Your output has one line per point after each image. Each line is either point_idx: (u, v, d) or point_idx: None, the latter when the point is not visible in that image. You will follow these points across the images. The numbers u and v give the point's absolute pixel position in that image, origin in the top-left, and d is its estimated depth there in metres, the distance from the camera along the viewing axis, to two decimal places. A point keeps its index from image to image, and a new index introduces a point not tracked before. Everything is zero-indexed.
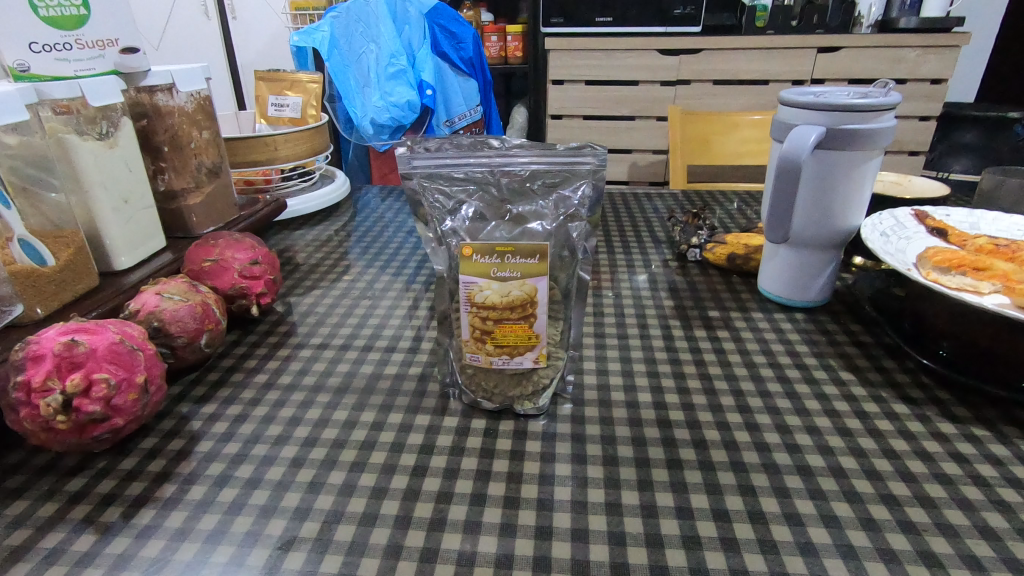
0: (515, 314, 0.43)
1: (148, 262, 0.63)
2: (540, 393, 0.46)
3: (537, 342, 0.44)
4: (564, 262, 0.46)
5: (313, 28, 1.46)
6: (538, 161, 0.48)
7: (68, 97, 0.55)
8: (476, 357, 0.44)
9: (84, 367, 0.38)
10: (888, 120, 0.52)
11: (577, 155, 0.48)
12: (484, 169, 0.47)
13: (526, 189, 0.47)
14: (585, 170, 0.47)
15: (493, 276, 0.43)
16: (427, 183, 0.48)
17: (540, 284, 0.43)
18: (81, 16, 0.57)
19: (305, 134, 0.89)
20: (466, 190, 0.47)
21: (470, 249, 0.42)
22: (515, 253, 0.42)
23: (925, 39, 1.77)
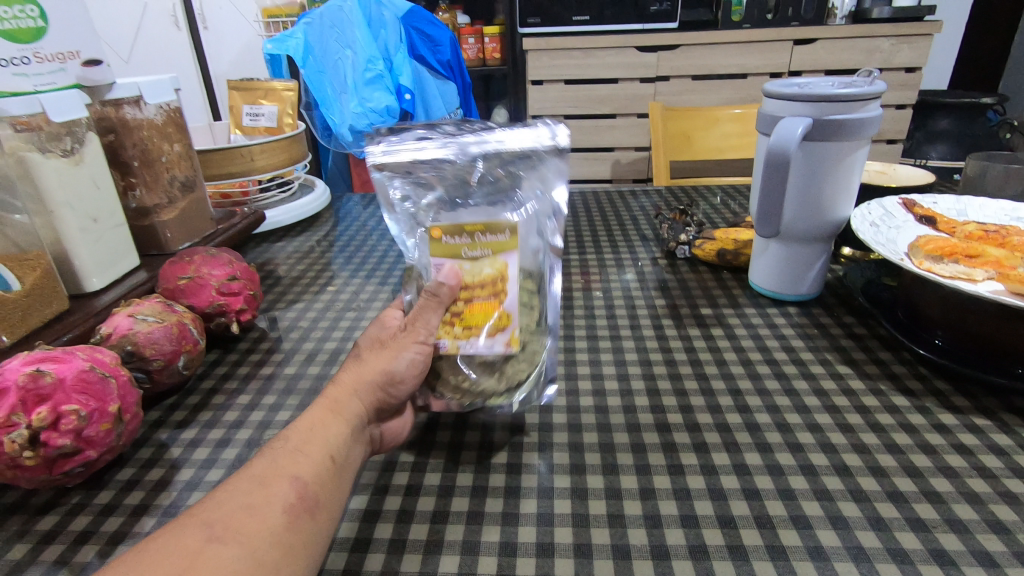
0: (485, 292, 0.40)
1: (121, 283, 0.61)
2: (520, 385, 0.42)
3: (509, 321, 0.40)
4: (536, 249, 0.44)
5: (285, 35, 1.40)
6: (502, 145, 0.47)
7: (27, 113, 0.52)
8: (441, 343, 0.40)
9: (51, 400, 0.36)
10: (873, 110, 0.51)
11: (541, 135, 0.48)
12: (443, 155, 0.46)
13: (492, 173, 0.45)
14: (546, 150, 0.46)
15: (464, 257, 0.41)
16: (396, 175, 0.46)
17: (510, 261, 0.41)
18: (39, 28, 0.55)
19: (281, 144, 0.87)
20: (433, 178, 0.45)
21: (439, 229, 0.40)
22: (487, 231, 0.40)
23: (898, 28, 1.79)
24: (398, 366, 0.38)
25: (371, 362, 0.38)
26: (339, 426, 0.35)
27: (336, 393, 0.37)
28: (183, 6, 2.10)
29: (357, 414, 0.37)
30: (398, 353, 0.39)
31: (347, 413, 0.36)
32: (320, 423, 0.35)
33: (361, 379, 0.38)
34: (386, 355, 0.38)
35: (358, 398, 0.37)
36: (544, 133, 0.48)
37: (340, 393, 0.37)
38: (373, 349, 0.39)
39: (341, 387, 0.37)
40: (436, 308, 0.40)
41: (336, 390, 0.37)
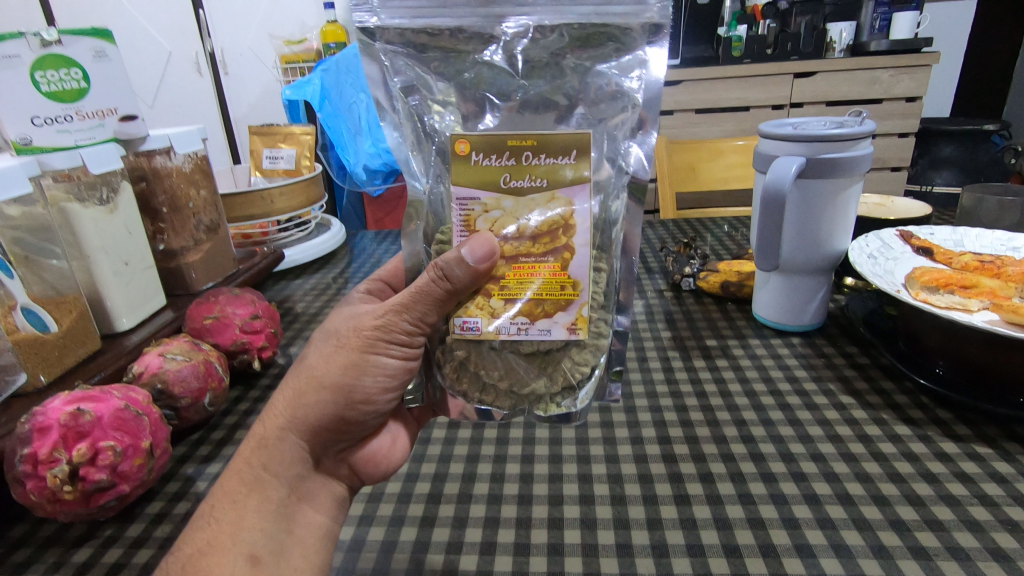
0: (540, 246, 0.36)
1: (149, 322, 0.64)
2: (577, 390, 0.39)
3: (577, 295, 0.36)
4: (604, 180, 0.37)
5: (304, 82, 1.51)
6: (566, 14, 0.35)
7: (70, 166, 0.56)
8: (471, 325, 0.36)
9: (90, 437, 0.39)
10: (865, 148, 0.54)
11: (626, 3, 0.35)
12: (488, 26, 0.36)
13: (546, 61, 0.37)
14: (637, 27, 0.36)
15: (506, 188, 0.35)
16: (397, 49, 0.36)
17: (574, 197, 0.35)
18: (82, 88, 0.58)
19: (300, 186, 0.91)
20: (452, 60, 0.37)
21: (466, 144, 0.35)
22: (540, 150, 0.34)
23: (897, 60, 1.83)
24: (364, 386, 0.38)
25: (300, 388, 0.38)
26: (268, 478, 0.37)
27: (265, 431, 0.37)
28: (205, 54, 2.28)
29: (293, 454, 0.38)
30: (364, 367, 0.37)
31: (283, 451, 0.37)
32: (240, 472, 0.36)
33: (297, 415, 0.37)
34: (350, 371, 0.37)
35: (294, 433, 0.38)
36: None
37: (271, 433, 0.37)
38: (331, 357, 0.38)
39: (270, 423, 0.38)
40: (431, 300, 0.35)
41: (267, 428, 0.37)
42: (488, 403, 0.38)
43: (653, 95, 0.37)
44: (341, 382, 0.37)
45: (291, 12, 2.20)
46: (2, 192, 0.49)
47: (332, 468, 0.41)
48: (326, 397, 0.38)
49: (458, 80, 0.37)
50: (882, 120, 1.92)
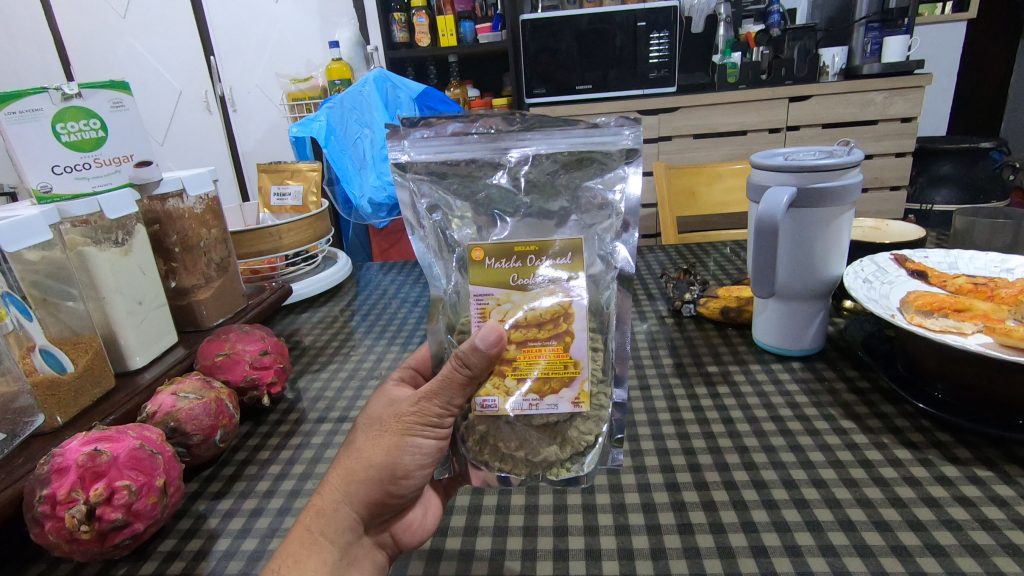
0: (544, 331, 0.40)
1: (160, 360, 0.65)
2: (584, 455, 0.41)
3: (578, 372, 0.39)
4: (599, 272, 0.42)
5: (310, 119, 1.55)
6: (560, 146, 0.43)
7: (87, 213, 0.58)
8: (490, 402, 0.39)
9: (106, 476, 0.40)
10: (854, 176, 0.55)
11: (607, 136, 0.43)
12: (491, 156, 0.43)
13: (548, 182, 0.43)
14: (616, 155, 0.43)
15: (512, 285, 0.40)
16: (423, 178, 0.44)
17: (572, 292, 0.40)
18: (99, 138, 0.61)
19: (306, 222, 0.94)
20: (470, 186, 0.43)
21: (480, 250, 0.40)
22: (541, 253, 0.40)
23: (891, 82, 1.86)
24: (406, 463, 0.40)
25: (353, 463, 0.39)
26: (325, 543, 0.37)
27: (323, 502, 0.39)
28: (215, 95, 2.35)
29: (346, 523, 0.38)
30: (404, 448, 0.40)
31: (338, 521, 0.38)
32: (300, 538, 0.37)
33: (350, 488, 0.39)
34: (394, 451, 0.39)
35: (347, 505, 0.39)
36: (612, 131, 0.43)
37: (327, 504, 0.38)
38: (376, 439, 0.40)
39: (323, 496, 0.39)
40: (455, 383, 0.38)
41: (325, 500, 0.39)
42: (506, 471, 0.41)
43: (633, 206, 0.43)
44: (386, 461, 0.39)
45: (297, 51, 2.27)
46: (24, 238, 0.51)
47: (377, 539, 0.41)
48: (374, 475, 0.39)
49: (474, 199, 0.43)
50: (879, 141, 1.95)
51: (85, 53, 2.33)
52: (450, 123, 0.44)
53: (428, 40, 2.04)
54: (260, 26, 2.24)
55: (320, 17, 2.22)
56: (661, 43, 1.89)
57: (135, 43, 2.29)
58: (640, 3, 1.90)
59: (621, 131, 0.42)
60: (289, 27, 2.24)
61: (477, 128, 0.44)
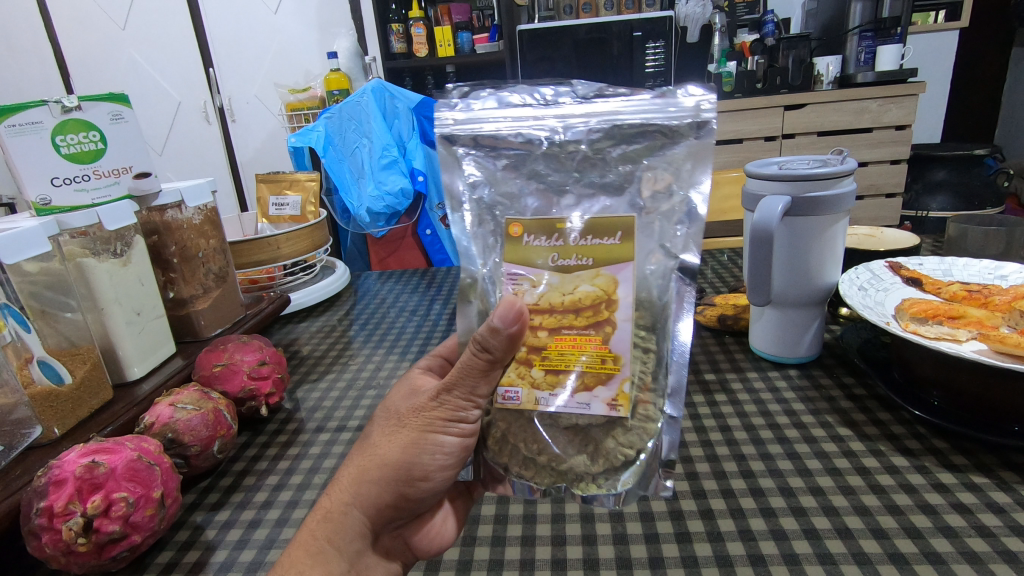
0: (582, 319, 0.39)
1: (159, 370, 0.65)
2: (620, 471, 0.39)
3: (617, 370, 0.38)
4: (658, 264, 0.40)
5: (308, 129, 1.56)
6: (617, 117, 0.41)
7: (87, 224, 0.59)
8: (512, 394, 0.40)
9: (104, 488, 0.40)
10: (848, 186, 0.56)
11: (671, 106, 0.41)
12: (544, 129, 0.42)
13: (601, 155, 0.41)
14: (686, 126, 0.40)
15: (551, 266, 0.40)
16: (471, 150, 0.43)
17: (620, 274, 0.39)
18: (99, 149, 0.61)
19: (304, 232, 0.94)
20: (521, 159, 0.42)
21: (519, 226, 0.40)
22: (587, 232, 0.39)
23: (885, 90, 1.87)
24: (423, 464, 0.40)
25: (366, 462, 0.40)
26: (331, 551, 0.37)
27: (331, 505, 0.39)
28: (214, 106, 2.36)
29: (354, 528, 0.39)
30: (423, 446, 0.40)
31: (347, 526, 0.39)
32: (305, 545, 0.37)
33: (361, 489, 0.39)
34: (410, 449, 0.40)
35: (357, 508, 0.39)
36: (681, 103, 0.41)
37: (336, 508, 0.39)
38: (393, 436, 0.41)
39: (333, 498, 0.39)
40: (477, 369, 0.38)
41: (333, 503, 0.39)
42: (527, 479, 0.40)
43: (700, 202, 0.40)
44: (402, 460, 0.40)
45: (295, 61, 2.29)
46: (22, 250, 0.52)
47: (386, 544, 0.42)
48: (388, 474, 0.39)
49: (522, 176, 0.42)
50: (874, 149, 1.95)
51: (84, 64, 2.35)
52: (502, 98, 0.44)
53: (426, 51, 2.06)
54: (259, 38, 2.26)
55: (318, 28, 2.24)
56: (657, 53, 1.91)
57: (135, 54, 2.31)
58: (636, 14, 1.92)
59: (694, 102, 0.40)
60: (287, 39, 2.26)
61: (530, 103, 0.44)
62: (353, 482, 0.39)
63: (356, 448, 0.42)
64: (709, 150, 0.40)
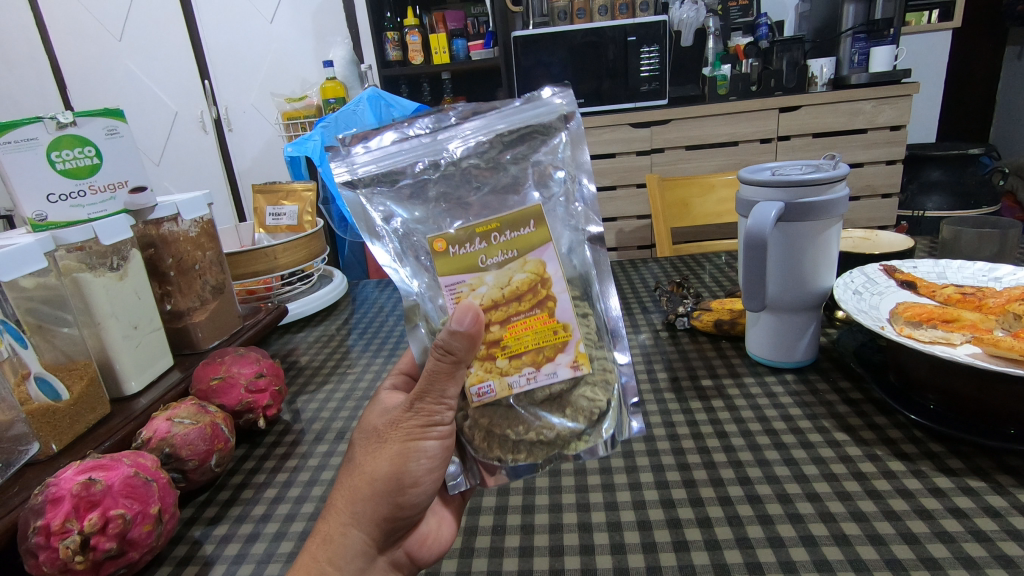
0: (525, 303, 0.40)
1: (156, 384, 0.65)
2: (601, 423, 0.42)
3: (569, 336, 0.41)
4: (573, 240, 0.43)
5: (305, 138, 1.56)
6: (494, 125, 0.43)
7: (83, 239, 0.59)
8: (486, 389, 0.40)
9: (101, 505, 0.40)
10: (841, 191, 0.56)
11: (541, 107, 0.44)
12: (433, 154, 0.43)
13: (495, 163, 0.43)
14: (555, 121, 0.44)
15: (483, 267, 0.40)
16: (374, 189, 0.43)
17: (545, 256, 0.40)
18: (94, 165, 0.62)
19: (301, 242, 0.94)
20: (420, 187, 0.43)
21: (442, 241, 0.40)
22: (504, 227, 0.40)
23: (878, 92, 1.88)
24: (412, 471, 0.40)
25: (355, 484, 0.40)
26: (333, 571, 0.38)
27: (329, 527, 0.39)
28: (210, 116, 2.36)
29: (355, 548, 0.39)
30: (409, 455, 0.40)
31: (347, 545, 0.39)
32: (306, 567, 0.37)
33: (356, 509, 0.39)
34: (397, 460, 0.40)
35: (355, 527, 0.39)
36: (544, 103, 0.44)
37: (335, 530, 0.39)
38: (376, 452, 0.41)
39: (329, 522, 0.39)
40: (444, 373, 0.39)
41: (331, 526, 0.39)
42: (522, 461, 0.41)
43: (585, 167, 0.45)
44: (391, 472, 0.40)
45: (291, 70, 2.29)
46: (19, 266, 0.52)
47: (392, 557, 0.42)
48: (378, 488, 0.40)
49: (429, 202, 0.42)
50: (870, 150, 1.95)
51: (81, 77, 2.35)
52: (389, 135, 0.45)
53: (422, 58, 2.07)
54: (254, 47, 2.27)
55: (315, 36, 2.24)
56: (652, 57, 1.91)
57: (132, 66, 2.32)
58: (630, 18, 1.93)
59: (552, 100, 0.44)
60: (283, 48, 2.27)
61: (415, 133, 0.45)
62: (344, 504, 0.40)
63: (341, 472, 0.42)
64: (580, 133, 0.44)
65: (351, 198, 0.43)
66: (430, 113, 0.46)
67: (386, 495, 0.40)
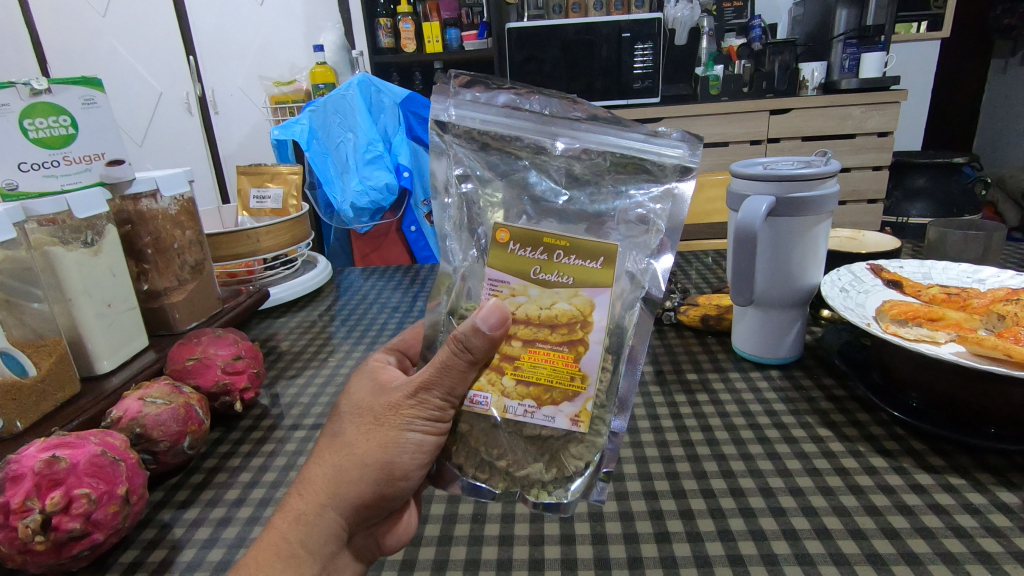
0: (558, 335, 0.39)
1: (130, 364, 0.63)
2: (569, 482, 0.40)
3: (583, 389, 0.39)
4: (624, 289, 0.41)
5: (292, 122, 1.54)
6: (608, 145, 0.44)
7: (55, 211, 0.57)
8: (481, 399, 0.39)
9: (64, 484, 0.38)
10: (831, 187, 0.56)
11: (664, 147, 0.44)
12: (538, 138, 0.44)
13: (588, 176, 0.44)
14: (671, 163, 0.43)
15: (532, 279, 0.40)
16: (462, 143, 0.44)
17: (596, 297, 0.39)
18: (70, 134, 0.60)
19: (286, 225, 0.92)
20: (509, 164, 0.44)
21: (506, 234, 0.40)
22: (571, 251, 0.39)
23: (867, 97, 1.91)
24: (402, 462, 0.39)
25: (343, 464, 0.39)
26: (304, 555, 0.37)
27: (305, 507, 0.38)
28: (196, 96, 2.32)
29: (330, 533, 0.38)
30: (400, 445, 0.39)
31: (321, 527, 0.37)
32: (274, 546, 0.36)
33: (338, 491, 0.38)
34: (389, 448, 0.39)
35: (332, 510, 0.38)
36: (670, 143, 0.44)
37: (311, 510, 0.37)
38: (370, 434, 0.39)
39: (305, 501, 0.38)
40: (458, 370, 0.38)
41: (308, 505, 0.38)
42: (482, 481, 0.41)
43: (675, 228, 0.42)
44: (382, 459, 0.39)
45: (281, 55, 2.26)
46: None
47: (358, 544, 0.40)
48: (366, 472, 0.39)
49: (510, 178, 0.44)
50: (856, 155, 1.98)
51: (61, 52, 2.29)
52: (504, 95, 0.46)
53: (414, 47, 2.05)
54: (243, 29, 2.23)
55: (305, 21, 2.21)
56: (645, 54, 1.91)
57: (116, 43, 2.26)
58: (624, 15, 1.92)
59: (679, 144, 0.43)
60: (273, 31, 2.23)
61: (528, 105, 0.46)
62: (328, 484, 0.38)
63: (322, 449, 0.40)
64: (683, 197, 0.42)
65: (439, 144, 0.44)
66: (557, 97, 0.46)
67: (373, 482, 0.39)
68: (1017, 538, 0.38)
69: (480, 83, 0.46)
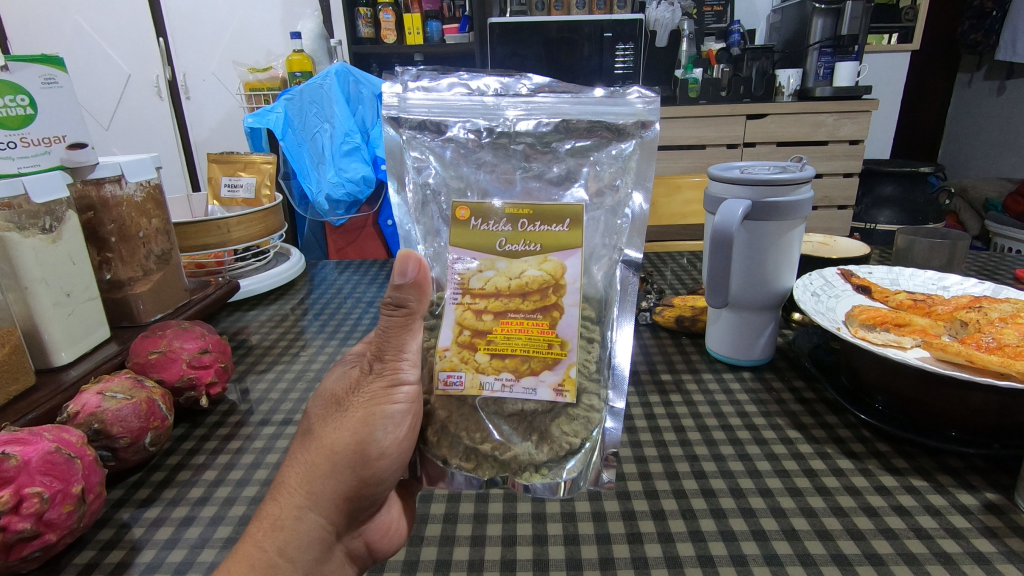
0: (530, 303, 0.40)
1: (90, 356, 0.61)
2: (565, 461, 0.39)
3: (564, 356, 0.39)
4: (603, 256, 0.43)
5: (267, 110, 1.51)
6: (566, 114, 0.44)
7: (10, 195, 0.54)
8: (455, 379, 0.39)
9: (14, 482, 0.37)
10: (805, 193, 0.56)
11: (620, 106, 0.44)
12: (488, 121, 0.44)
13: (551, 149, 0.44)
14: (628, 126, 0.44)
15: (500, 250, 0.41)
16: (418, 133, 0.45)
17: (568, 260, 0.40)
18: (28, 115, 0.57)
19: (259, 215, 0.90)
20: (467, 149, 0.44)
21: (466, 210, 0.42)
22: (535, 218, 0.41)
23: (840, 105, 1.96)
24: (378, 441, 0.37)
25: (314, 459, 0.37)
26: (283, 563, 0.35)
27: (281, 512, 0.36)
28: (166, 79, 2.25)
29: (312, 535, 0.36)
30: (374, 423, 0.37)
31: (302, 532, 0.36)
32: (249, 558, 0.34)
33: (314, 489, 0.37)
34: (361, 430, 0.37)
35: (312, 512, 0.37)
36: (624, 102, 0.44)
37: (287, 514, 0.36)
38: (338, 424, 0.38)
39: (281, 506, 0.36)
40: (398, 326, 0.39)
41: (283, 509, 0.36)
42: (468, 471, 0.39)
43: (644, 187, 0.44)
44: (353, 443, 0.37)
45: (258, 41, 2.22)
46: None
47: (348, 547, 0.39)
48: (340, 462, 0.37)
49: (470, 157, 0.44)
50: (830, 161, 2.03)
51: (24, 28, 2.19)
52: (452, 85, 0.47)
53: (395, 37, 2.04)
54: (218, 12, 2.18)
55: (284, 8, 2.18)
56: (626, 55, 1.92)
57: (81, 20, 2.17)
58: (606, 15, 1.92)
59: (634, 102, 0.44)
60: (251, 16, 2.19)
61: (479, 91, 0.47)
62: (299, 481, 0.37)
63: (293, 450, 0.39)
64: (653, 146, 0.44)
65: (394, 137, 0.45)
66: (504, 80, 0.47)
67: (348, 470, 0.38)
68: (975, 538, 0.39)
69: (429, 79, 0.47)
